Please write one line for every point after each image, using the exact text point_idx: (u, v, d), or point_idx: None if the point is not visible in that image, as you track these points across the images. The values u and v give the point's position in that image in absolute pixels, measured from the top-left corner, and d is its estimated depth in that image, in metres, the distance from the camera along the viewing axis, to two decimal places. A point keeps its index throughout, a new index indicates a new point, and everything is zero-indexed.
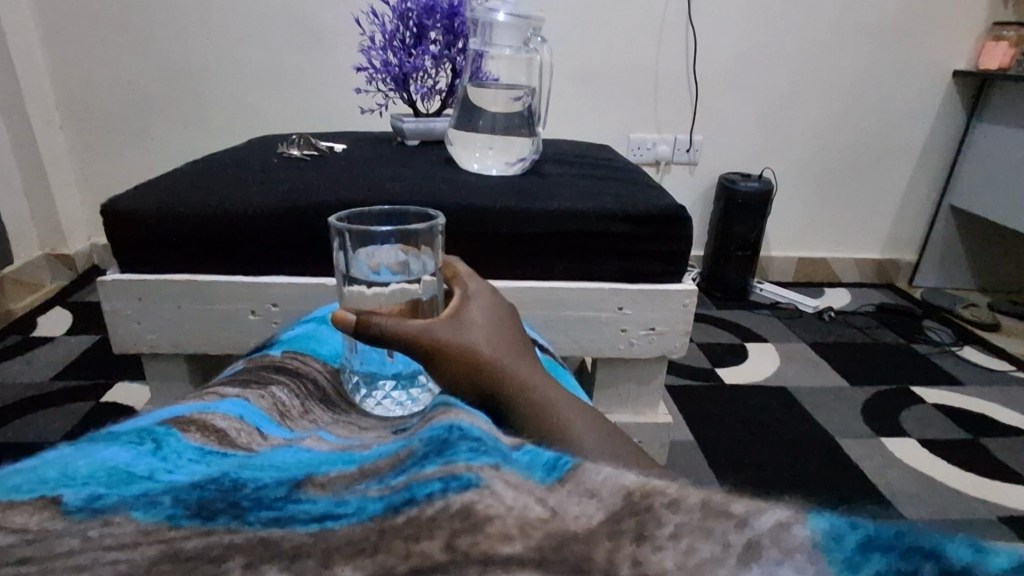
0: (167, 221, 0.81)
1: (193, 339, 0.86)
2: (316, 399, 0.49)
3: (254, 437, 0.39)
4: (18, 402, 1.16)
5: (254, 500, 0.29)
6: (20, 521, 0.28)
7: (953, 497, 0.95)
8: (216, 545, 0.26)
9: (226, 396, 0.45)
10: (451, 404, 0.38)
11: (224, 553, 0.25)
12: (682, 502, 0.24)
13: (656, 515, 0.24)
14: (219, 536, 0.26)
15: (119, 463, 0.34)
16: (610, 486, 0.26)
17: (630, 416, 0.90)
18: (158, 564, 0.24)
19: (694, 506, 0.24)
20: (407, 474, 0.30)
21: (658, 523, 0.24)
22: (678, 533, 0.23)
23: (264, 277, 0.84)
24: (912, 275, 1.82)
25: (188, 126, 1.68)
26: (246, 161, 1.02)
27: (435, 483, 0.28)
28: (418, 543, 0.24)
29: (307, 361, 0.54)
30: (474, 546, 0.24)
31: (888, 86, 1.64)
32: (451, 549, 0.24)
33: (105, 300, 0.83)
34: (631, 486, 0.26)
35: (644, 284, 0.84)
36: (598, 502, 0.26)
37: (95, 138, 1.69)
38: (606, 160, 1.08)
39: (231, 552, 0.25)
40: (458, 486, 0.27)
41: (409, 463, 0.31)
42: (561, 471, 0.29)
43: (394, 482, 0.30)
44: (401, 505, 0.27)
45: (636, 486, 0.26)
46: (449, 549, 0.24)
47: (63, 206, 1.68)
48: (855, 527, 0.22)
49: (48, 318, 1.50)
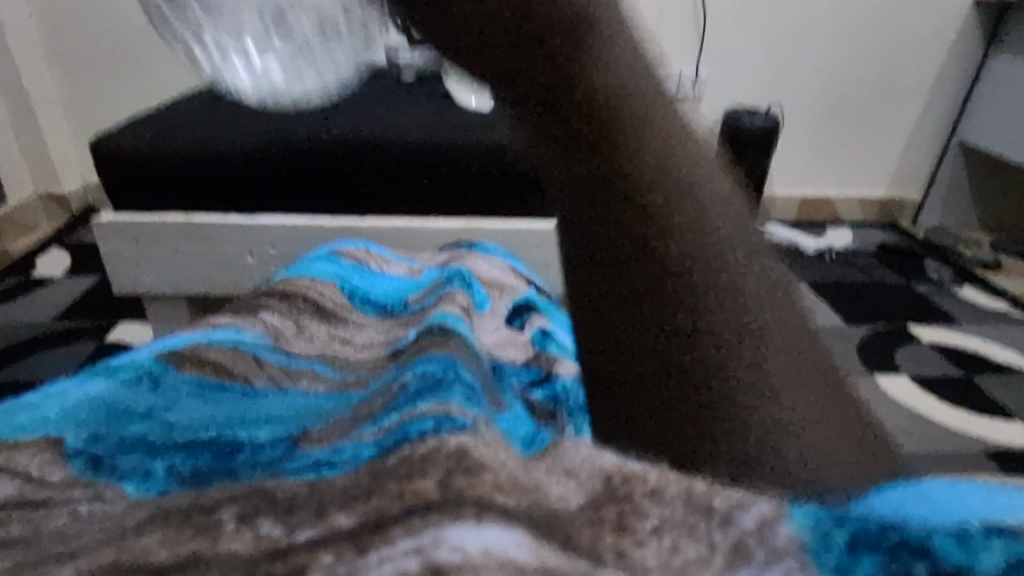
0: (159, 158, 0.80)
1: (189, 281, 0.84)
2: (311, 317, 0.50)
3: (250, 368, 0.42)
4: (22, 343, 1.17)
5: (249, 463, 0.32)
6: (39, 473, 0.32)
7: (944, 433, 0.97)
8: (205, 501, 0.28)
9: (219, 326, 0.46)
10: (450, 335, 0.40)
11: (215, 505, 0.28)
12: (662, 494, 0.28)
13: (637, 507, 0.28)
14: (212, 493, 0.29)
15: (120, 404, 0.37)
16: (588, 469, 0.30)
17: None
18: (150, 523, 0.27)
19: (676, 500, 0.27)
20: (398, 414, 0.33)
21: (639, 516, 0.28)
22: (661, 529, 0.27)
23: (260, 218, 0.81)
24: (916, 215, 1.78)
25: (176, 59, 1.62)
26: (235, 95, 0.98)
27: (429, 422, 0.30)
28: (413, 482, 0.27)
29: (296, 282, 0.54)
30: (468, 488, 0.26)
31: (900, 16, 1.58)
32: (446, 487, 0.26)
33: (101, 241, 0.82)
34: (606, 469, 0.30)
35: None
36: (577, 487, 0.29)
37: (79, 73, 1.63)
38: None
39: (223, 504, 0.28)
40: (453, 427, 0.30)
41: (399, 401, 0.34)
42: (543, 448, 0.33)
43: (387, 424, 0.32)
44: (393, 447, 0.30)
45: (614, 470, 0.30)
46: (443, 487, 0.26)
47: (52, 143, 1.64)
48: (839, 524, 0.25)
49: (45, 259, 1.48)
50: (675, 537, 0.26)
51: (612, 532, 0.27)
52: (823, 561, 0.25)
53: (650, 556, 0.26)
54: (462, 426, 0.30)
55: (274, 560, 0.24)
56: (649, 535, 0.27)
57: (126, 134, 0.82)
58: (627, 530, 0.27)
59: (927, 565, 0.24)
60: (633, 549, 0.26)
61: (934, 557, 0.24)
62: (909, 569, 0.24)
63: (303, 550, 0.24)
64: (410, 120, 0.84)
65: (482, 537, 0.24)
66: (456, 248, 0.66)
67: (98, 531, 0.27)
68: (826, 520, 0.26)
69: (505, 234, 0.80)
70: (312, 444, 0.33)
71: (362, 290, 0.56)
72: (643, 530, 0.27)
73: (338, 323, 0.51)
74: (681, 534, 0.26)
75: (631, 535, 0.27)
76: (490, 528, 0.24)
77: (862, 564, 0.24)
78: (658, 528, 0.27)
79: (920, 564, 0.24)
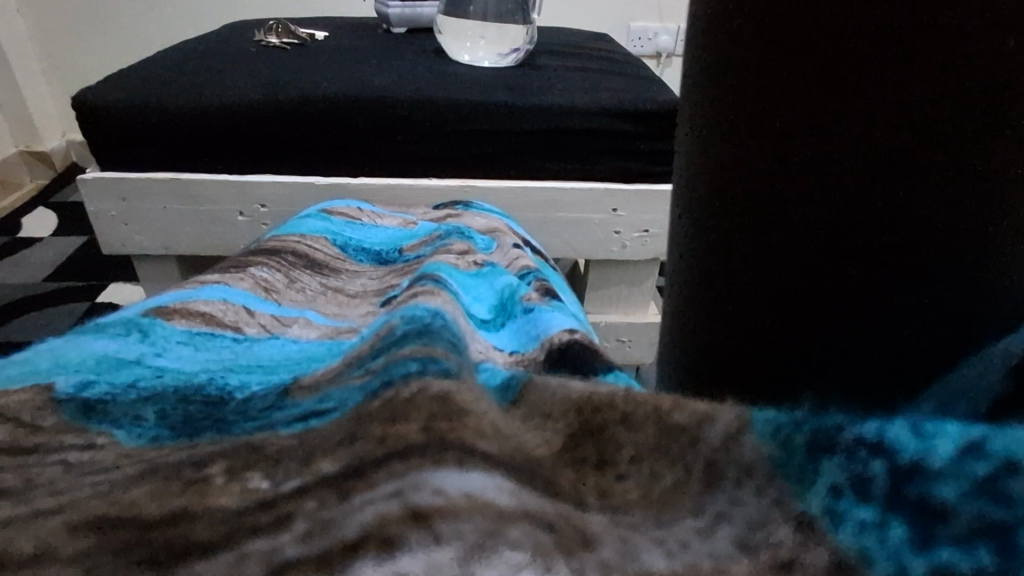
0: (139, 112, 0.77)
1: (182, 241, 0.84)
2: (300, 270, 0.50)
3: (241, 317, 0.42)
4: (14, 303, 1.16)
5: (240, 412, 0.32)
6: (31, 418, 0.32)
7: None
8: (195, 454, 0.28)
9: (206, 283, 0.46)
10: (441, 287, 0.40)
11: (206, 458, 0.28)
12: (634, 418, 0.26)
13: (612, 437, 0.26)
14: (203, 447, 0.29)
15: (108, 353, 0.36)
16: (559, 401, 0.28)
17: (619, 317, 0.90)
18: (140, 477, 0.27)
19: (647, 421, 0.26)
20: (384, 356, 0.32)
21: (617, 447, 0.26)
22: (637, 456, 0.25)
23: (249, 176, 0.80)
24: None
25: (158, 10, 1.57)
26: (221, 49, 0.96)
27: (412, 364, 0.29)
28: (395, 426, 0.26)
29: (287, 237, 0.54)
30: (451, 431, 0.26)
31: None
32: (428, 431, 0.26)
33: (88, 201, 0.80)
34: (574, 397, 0.27)
35: (641, 185, 0.81)
36: (552, 425, 0.27)
37: (59, 26, 1.58)
38: (603, 52, 1.02)
39: (213, 458, 0.28)
40: (437, 370, 0.29)
41: (386, 343, 0.33)
42: (513, 391, 0.29)
43: (373, 366, 0.32)
44: (379, 390, 0.29)
45: (582, 399, 0.27)
46: (426, 431, 0.26)
47: (33, 99, 1.61)
48: (800, 427, 0.23)
49: (32, 218, 1.46)
50: (653, 465, 0.25)
51: (592, 470, 0.25)
52: (788, 471, 0.22)
53: (632, 490, 0.24)
54: (446, 369, 0.29)
55: (261, 511, 0.24)
56: (629, 467, 0.25)
57: (104, 88, 0.79)
58: (608, 465, 0.25)
59: (885, 464, 0.20)
60: (614, 486, 0.25)
61: (898, 454, 0.20)
62: (867, 469, 0.21)
63: (288, 500, 0.25)
64: (402, 76, 0.82)
65: (463, 482, 0.24)
66: (450, 206, 0.65)
67: (92, 483, 0.27)
68: (787, 422, 0.23)
69: (498, 193, 0.80)
70: (300, 393, 0.33)
71: (355, 242, 0.56)
72: (624, 462, 0.25)
73: (329, 275, 0.51)
74: (659, 460, 0.25)
75: (613, 470, 0.25)
76: (472, 473, 0.24)
77: (823, 471, 0.21)
78: (635, 457, 0.25)
79: (881, 464, 0.20)
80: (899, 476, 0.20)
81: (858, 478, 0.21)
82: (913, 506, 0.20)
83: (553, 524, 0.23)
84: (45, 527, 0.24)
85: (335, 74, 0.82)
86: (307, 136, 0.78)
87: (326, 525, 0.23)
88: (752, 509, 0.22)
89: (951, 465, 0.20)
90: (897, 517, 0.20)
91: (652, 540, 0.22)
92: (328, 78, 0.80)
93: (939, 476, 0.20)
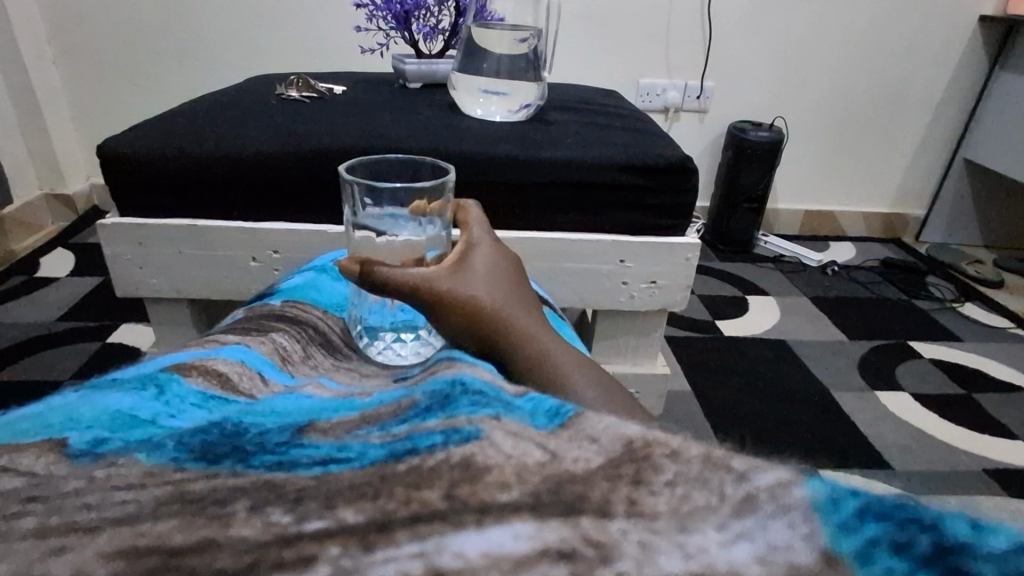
0: (163, 161, 0.79)
1: (196, 286, 0.86)
2: (317, 345, 0.49)
3: (255, 383, 0.40)
4: (24, 342, 1.17)
5: (257, 445, 0.31)
6: (67, 439, 0.32)
7: (943, 449, 1.03)
8: (220, 489, 0.28)
9: (226, 343, 0.44)
10: (456, 359, 0.41)
11: (228, 496, 0.27)
12: (681, 454, 0.27)
13: (654, 464, 0.27)
14: (224, 479, 0.28)
15: (122, 407, 0.35)
16: (589, 468, 0.27)
17: (627, 368, 0.91)
18: (166, 505, 0.27)
19: (693, 458, 0.27)
20: (408, 425, 0.32)
21: (656, 471, 0.26)
22: (674, 481, 0.26)
23: (264, 224, 0.83)
24: (919, 231, 1.90)
25: (185, 63, 1.63)
26: (243, 102, 0.99)
27: (436, 435, 0.30)
28: (418, 491, 0.26)
29: (307, 309, 0.54)
30: (472, 494, 0.26)
31: (905, 33, 1.66)
32: (450, 497, 0.26)
33: (105, 245, 0.82)
34: (627, 437, 0.28)
35: (648, 237, 0.83)
36: (597, 447, 0.28)
37: (89, 75, 1.65)
38: (613, 108, 1.06)
39: (235, 495, 0.27)
40: (459, 439, 0.29)
41: (409, 416, 0.33)
42: (563, 420, 0.31)
43: (395, 431, 0.32)
44: (401, 454, 0.29)
45: (635, 436, 0.28)
46: (449, 497, 0.26)
47: (60, 145, 1.66)
48: (854, 494, 0.24)
49: (51, 259, 1.50)
50: (687, 487, 0.25)
51: (627, 485, 0.26)
52: (828, 521, 0.23)
53: (661, 503, 0.25)
54: (469, 437, 0.29)
55: (283, 547, 0.24)
56: (663, 486, 0.25)
57: (130, 137, 0.82)
58: (644, 483, 0.26)
59: (931, 540, 0.22)
60: (646, 497, 0.25)
61: (944, 534, 0.22)
62: (913, 540, 0.22)
63: (311, 540, 0.24)
64: (418, 129, 0.85)
65: (484, 540, 0.24)
66: None
67: (119, 504, 0.27)
68: (842, 486, 0.24)
69: (507, 243, 0.80)
70: (317, 435, 0.32)
71: None
72: (658, 483, 0.26)
73: (344, 357, 0.49)
74: (694, 485, 0.25)
75: (646, 487, 0.25)
76: (492, 530, 0.24)
77: (867, 529, 0.23)
78: (671, 480, 0.26)
79: (927, 539, 0.22)
80: (940, 550, 0.22)
81: (900, 542, 0.22)
82: (946, 569, 0.21)
83: (572, 555, 0.23)
84: (84, 550, 0.24)
85: (353, 126, 0.85)
86: (325, 184, 0.80)
87: (348, 571, 0.23)
88: (777, 535, 0.23)
89: (995, 554, 0.22)
90: (929, 574, 0.21)
91: (674, 544, 0.23)
92: (345, 130, 0.83)
93: (980, 559, 0.22)
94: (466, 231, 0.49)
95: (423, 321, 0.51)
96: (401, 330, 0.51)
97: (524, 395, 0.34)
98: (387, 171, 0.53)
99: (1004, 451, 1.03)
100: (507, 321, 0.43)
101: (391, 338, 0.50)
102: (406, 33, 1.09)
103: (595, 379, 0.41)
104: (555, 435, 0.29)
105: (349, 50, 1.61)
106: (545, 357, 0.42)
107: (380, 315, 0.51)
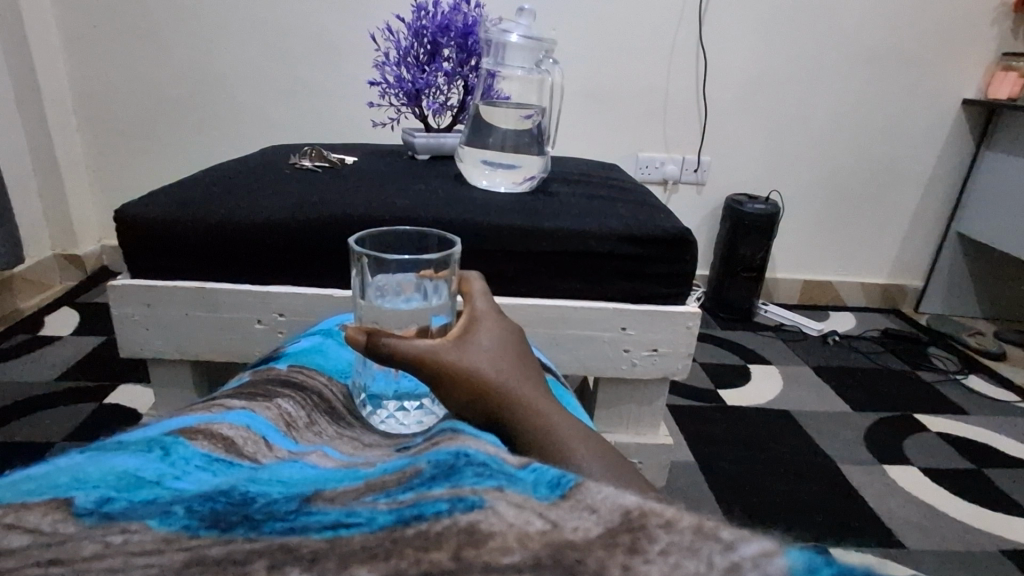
0: (178, 225, 0.81)
1: (200, 347, 0.87)
2: (321, 411, 0.49)
3: (260, 447, 0.40)
4: (21, 401, 1.17)
5: (265, 512, 0.31)
6: (78, 502, 0.32)
7: (955, 527, 1.00)
8: (237, 551, 0.28)
9: (231, 407, 0.45)
10: (460, 431, 0.42)
11: (247, 557, 0.27)
12: (675, 524, 0.27)
13: (649, 534, 0.27)
14: (239, 543, 0.29)
15: (129, 468, 0.36)
16: (588, 535, 0.27)
17: (630, 437, 0.91)
18: (189, 567, 0.27)
19: (687, 528, 0.27)
20: (413, 492, 0.32)
21: (650, 541, 0.26)
22: (667, 550, 0.26)
23: (272, 287, 0.85)
24: (918, 302, 1.92)
25: (203, 133, 1.71)
26: (258, 170, 1.04)
27: (442, 503, 0.30)
28: (427, 552, 0.27)
29: (313, 375, 0.54)
30: (477, 556, 0.26)
31: (894, 114, 1.74)
32: (458, 559, 0.26)
33: (114, 306, 0.84)
34: (624, 506, 0.29)
35: (649, 305, 0.84)
36: (595, 517, 0.28)
37: (109, 142, 1.72)
38: (613, 180, 1.10)
39: (254, 556, 0.27)
40: (464, 507, 0.30)
41: (414, 485, 0.33)
42: (564, 490, 0.31)
43: (400, 498, 0.32)
44: (408, 520, 0.29)
45: (632, 506, 0.29)
46: (456, 559, 0.26)
47: (76, 207, 1.71)
48: (829, 564, 0.24)
49: (57, 319, 1.51)
50: (679, 556, 0.26)
51: (623, 554, 0.26)
52: None
53: (654, 570, 0.25)
54: (473, 505, 0.30)
55: None
56: (657, 555, 0.26)
57: (148, 202, 0.85)
58: (639, 552, 0.26)
59: None
60: (639, 565, 0.25)
61: None
62: None
63: None
64: (426, 199, 0.88)
65: None
66: None
67: (141, 567, 0.27)
68: (818, 559, 0.25)
69: (511, 310, 0.82)
70: (324, 502, 0.32)
71: None
72: (653, 552, 0.26)
73: (347, 424, 0.49)
74: (685, 554, 0.26)
75: (641, 555, 0.26)
76: None
77: None
78: (664, 549, 0.26)
79: None
80: None
81: None
82: None
83: None
84: None
85: (363, 196, 0.89)
86: (333, 251, 0.83)
87: None
88: None
89: None
90: None
91: None
92: (355, 199, 0.86)
93: None
94: (469, 303, 0.50)
95: (425, 390, 0.51)
96: (404, 399, 0.51)
97: (527, 466, 0.35)
98: (396, 241, 0.55)
99: (1018, 530, 1.00)
100: (513, 394, 0.44)
101: (394, 407, 0.51)
102: (416, 109, 1.14)
103: (599, 451, 0.41)
104: (556, 504, 0.30)
105: (361, 123, 1.69)
106: (551, 426, 0.42)
107: (384, 382, 0.51)
